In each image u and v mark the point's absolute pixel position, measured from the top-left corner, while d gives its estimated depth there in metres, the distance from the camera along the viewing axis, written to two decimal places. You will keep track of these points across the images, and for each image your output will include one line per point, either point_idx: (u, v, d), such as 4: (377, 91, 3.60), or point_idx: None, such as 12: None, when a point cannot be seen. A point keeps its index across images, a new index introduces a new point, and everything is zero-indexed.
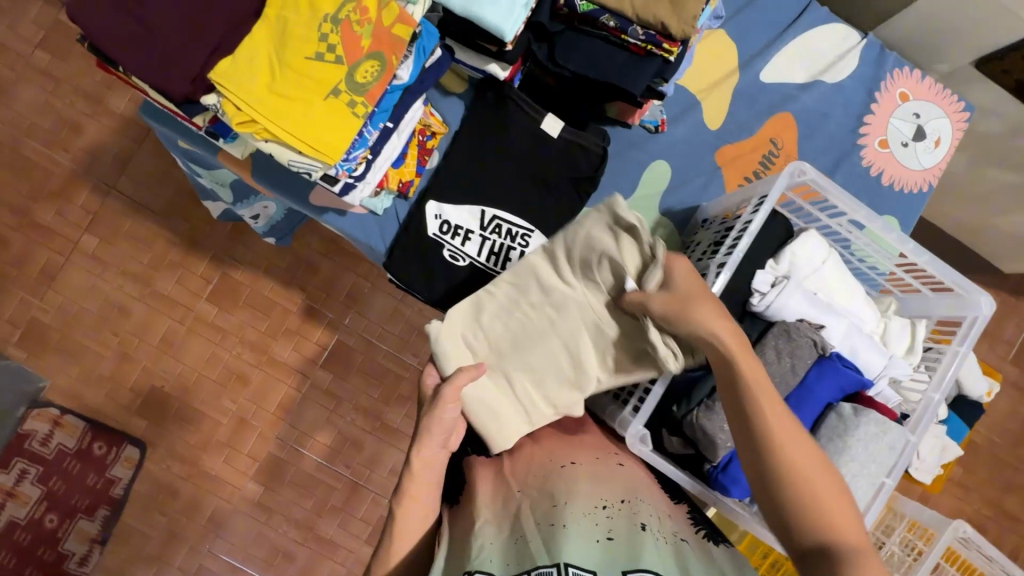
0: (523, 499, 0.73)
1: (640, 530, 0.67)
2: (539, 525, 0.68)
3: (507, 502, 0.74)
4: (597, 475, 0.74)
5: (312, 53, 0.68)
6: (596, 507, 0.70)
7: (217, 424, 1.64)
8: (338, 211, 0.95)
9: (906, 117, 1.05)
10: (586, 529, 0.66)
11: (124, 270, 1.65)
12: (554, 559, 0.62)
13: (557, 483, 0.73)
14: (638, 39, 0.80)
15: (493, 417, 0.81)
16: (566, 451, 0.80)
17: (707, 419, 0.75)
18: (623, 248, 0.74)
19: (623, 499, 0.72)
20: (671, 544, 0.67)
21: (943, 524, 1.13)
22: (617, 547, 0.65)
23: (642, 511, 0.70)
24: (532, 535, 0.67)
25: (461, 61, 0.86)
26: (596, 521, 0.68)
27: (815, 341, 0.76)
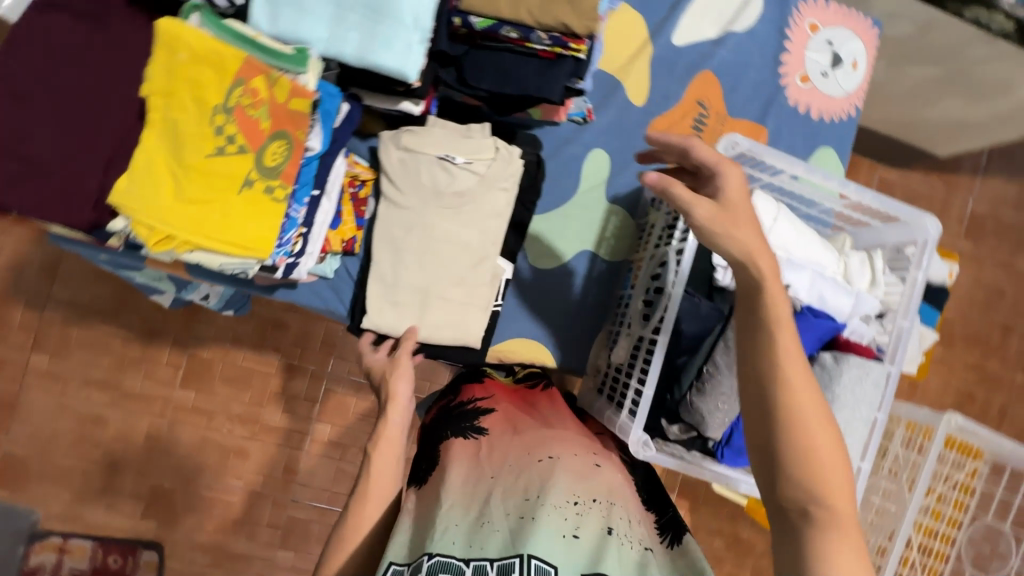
0: (496, 483, 0.70)
1: (605, 535, 0.64)
2: (508, 515, 0.65)
3: (479, 486, 0.70)
4: (573, 471, 0.71)
5: (212, 149, 0.64)
6: (568, 502, 0.66)
7: (229, 504, 1.61)
8: (288, 285, 0.92)
9: (821, 47, 1.06)
10: (554, 524, 0.63)
11: (87, 379, 1.58)
12: (518, 547, 0.59)
13: (530, 473, 0.70)
14: (545, 44, 0.78)
15: (456, 328, 0.92)
16: (546, 444, 0.76)
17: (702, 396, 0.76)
18: (418, 147, 0.87)
19: (595, 499, 0.68)
20: (635, 548, 0.64)
21: (936, 419, 1.20)
22: (580, 547, 0.62)
23: (613, 515, 0.67)
24: (500, 521, 0.64)
25: (372, 106, 0.82)
26: (566, 516, 0.64)
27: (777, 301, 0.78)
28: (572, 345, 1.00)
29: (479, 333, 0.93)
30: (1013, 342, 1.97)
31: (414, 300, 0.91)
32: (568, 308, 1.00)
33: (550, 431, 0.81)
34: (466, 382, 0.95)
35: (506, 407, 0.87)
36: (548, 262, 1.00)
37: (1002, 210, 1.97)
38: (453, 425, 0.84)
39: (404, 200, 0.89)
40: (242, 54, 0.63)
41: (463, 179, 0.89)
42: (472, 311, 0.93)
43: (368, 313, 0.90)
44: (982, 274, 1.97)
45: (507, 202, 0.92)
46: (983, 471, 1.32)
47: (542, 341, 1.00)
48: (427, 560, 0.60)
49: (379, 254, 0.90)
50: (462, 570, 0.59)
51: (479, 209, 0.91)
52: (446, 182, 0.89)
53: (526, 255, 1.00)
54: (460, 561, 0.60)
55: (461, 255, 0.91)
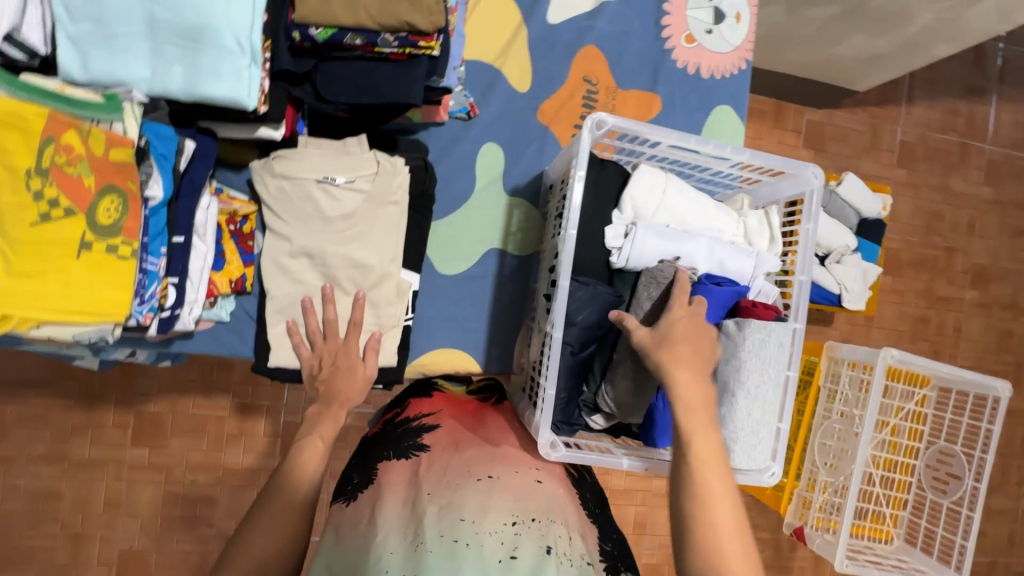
0: (431, 504, 0.68)
1: (545, 553, 0.62)
2: (441, 537, 0.62)
3: (414, 509, 0.68)
4: (512, 491, 0.70)
5: (34, 217, 0.58)
6: (504, 525, 0.65)
7: (206, 553, 1.58)
8: (183, 336, 0.88)
9: (701, 3, 1.03)
10: (488, 551, 0.62)
11: (31, 455, 1.51)
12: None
13: (470, 492, 0.69)
14: (393, 46, 0.74)
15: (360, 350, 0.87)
16: (484, 463, 0.75)
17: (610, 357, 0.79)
18: (295, 173, 0.82)
19: (534, 518, 0.67)
20: (572, 568, 0.63)
21: (875, 355, 1.20)
22: (518, 567, 0.60)
23: (551, 533, 0.66)
24: (431, 543, 0.62)
25: (229, 136, 0.78)
26: (503, 540, 0.63)
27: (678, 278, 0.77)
28: (495, 345, 0.98)
29: (394, 351, 0.90)
30: (958, 261, 2.01)
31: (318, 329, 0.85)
32: (485, 308, 0.98)
33: (496, 450, 0.81)
34: (415, 396, 0.94)
35: (450, 424, 0.86)
36: (456, 266, 0.97)
37: (929, 135, 1.99)
38: (394, 443, 0.83)
39: (289, 231, 0.84)
40: (45, 110, 0.58)
41: (346, 197, 0.84)
42: (380, 330, 0.88)
43: (272, 351, 0.85)
44: (920, 199, 1.99)
45: (401, 216, 0.88)
46: (932, 398, 1.33)
47: (463, 348, 0.97)
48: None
49: (274, 287, 0.85)
50: None
51: (371, 227, 0.86)
52: (331, 206, 0.84)
53: (433, 261, 0.97)
54: None
55: (360, 277, 0.86)
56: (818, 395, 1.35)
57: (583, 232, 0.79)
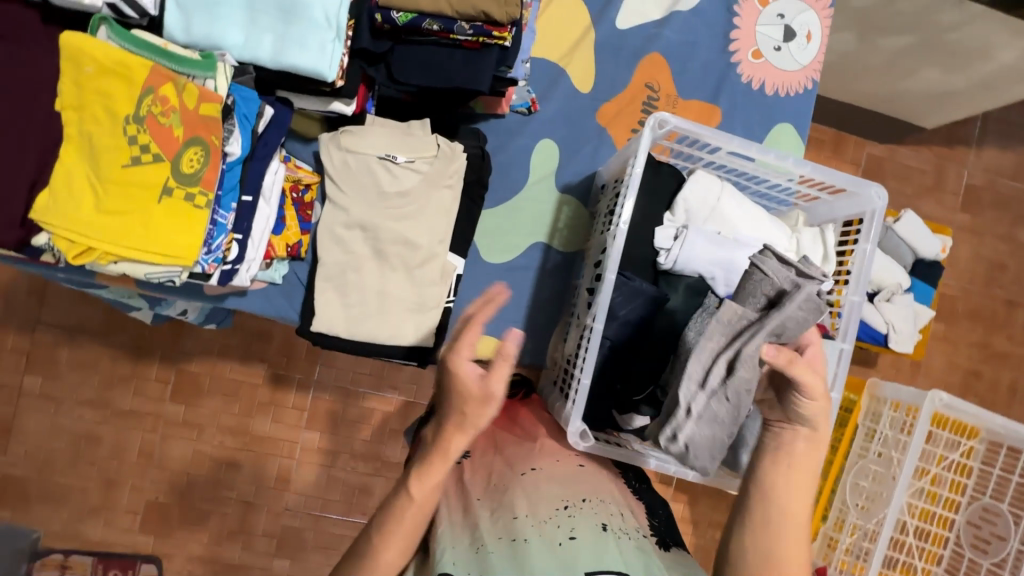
0: (483, 509, 0.69)
1: (602, 531, 0.65)
2: (500, 539, 0.64)
3: (467, 518, 0.69)
4: (558, 478, 0.72)
5: (127, 159, 0.64)
6: (558, 509, 0.67)
7: (225, 515, 1.63)
8: (237, 293, 0.92)
9: (772, 21, 1.02)
10: (547, 537, 0.63)
11: (79, 399, 1.61)
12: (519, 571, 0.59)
13: (518, 488, 0.70)
14: (468, 34, 0.76)
15: (398, 327, 0.90)
16: (528, 458, 0.76)
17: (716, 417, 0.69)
18: (359, 148, 0.86)
19: (584, 499, 0.69)
20: (631, 542, 0.65)
21: (922, 397, 1.15)
22: (580, 548, 0.62)
23: (605, 511, 0.68)
24: (492, 546, 0.63)
25: (304, 108, 0.82)
26: (559, 523, 0.65)
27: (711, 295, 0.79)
28: (530, 339, 0.99)
29: (432, 330, 0.92)
30: (1020, 316, 1.90)
31: (370, 301, 0.89)
32: (524, 301, 0.99)
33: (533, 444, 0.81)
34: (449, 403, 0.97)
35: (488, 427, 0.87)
36: (501, 256, 0.99)
37: (999, 181, 1.90)
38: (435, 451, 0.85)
39: (347, 203, 0.87)
40: (148, 62, 0.64)
41: (404, 174, 0.88)
42: (422, 309, 0.90)
43: (317, 316, 0.88)
44: (983, 246, 1.90)
45: (454, 200, 0.90)
46: (979, 451, 1.26)
47: (498, 337, 0.98)
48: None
49: (326, 253, 0.88)
50: None
51: (426, 206, 0.89)
52: (389, 182, 0.87)
53: (479, 250, 0.99)
54: None
55: (410, 253, 0.89)
56: (855, 433, 1.30)
57: (634, 230, 0.80)
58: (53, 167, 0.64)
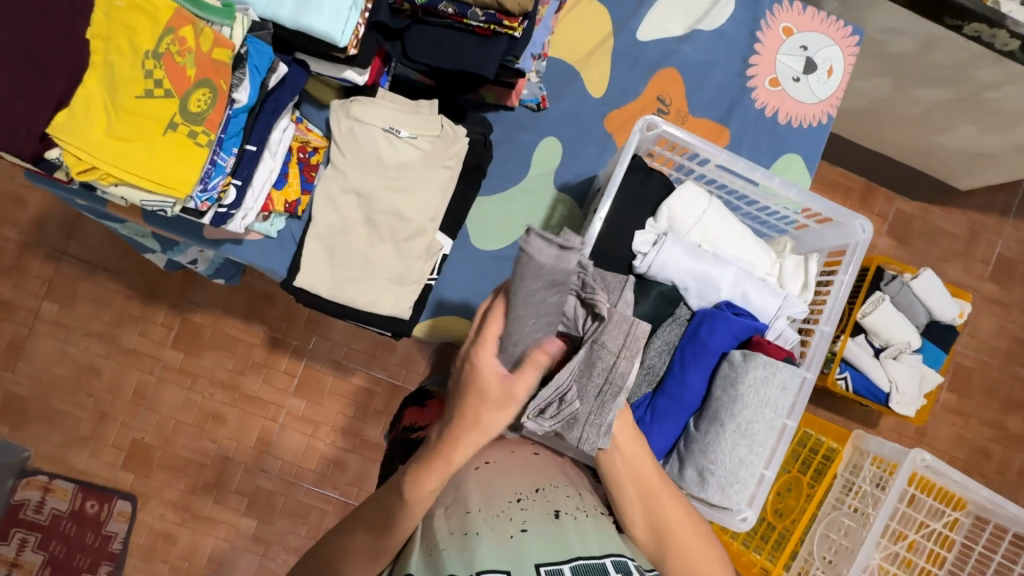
0: (438, 506, 0.69)
1: (555, 518, 0.66)
2: (453, 535, 0.64)
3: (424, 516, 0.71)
4: (513, 468, 0.72)
5: (141, 91, 0.69)
6: (511, 501, 0.67)
7: (203, 466, 1.67)
8: (234, 241, 0.96)
9: (794, 51, 1.03)
10: (499, 530, 0.63)
11: (88, 331, 1.68)
12: (468, 568, 0.59)
13: (471, 484, 0.69)
14: (480, 21, 0.79)
15: (379, 294, 0.92)
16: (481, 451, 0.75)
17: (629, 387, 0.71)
18: (365, 117, 0.89)
19: (537, 489, 0.69)
20: (586, 526, 0.66)
21: (903, 454, 1.10)
22: (532, 538, 0.63)
23: (556, 496, 0.69)
24: (445, 543, 0.64)
25: (320, 73, 0.86)
26: (511, 516, 0.65)
27: (683, 306, 0.79)
28: None
29: (410, 305, 0.93)
30: None
31: (356, 266, 0.92)
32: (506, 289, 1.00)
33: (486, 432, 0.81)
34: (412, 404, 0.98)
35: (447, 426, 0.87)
36: (490, 244, 1.01)
37: None
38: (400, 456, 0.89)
39: (346, 168, 0.90)
40: (173, 6, 0.70)
41: (405, 148, 0.91)
42: (403, 282, 0.92)
43: (302, 271, 0.91)
44: (1008, 320, 1.81)
45: (450, 180, 0.92)
46: (964, 523, 1.20)
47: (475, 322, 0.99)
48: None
49: (320, 214, 0.91)
50: None
51: (420, 182, 0.91)
52: (390, 153, 0.91)
53: (470, 235, 1.01)
54: None
55: (399, 224, 0.91)
56: (833, 483, 1.26)
57: (612, 230, 0.79)
58: (77, 89, 0.68)
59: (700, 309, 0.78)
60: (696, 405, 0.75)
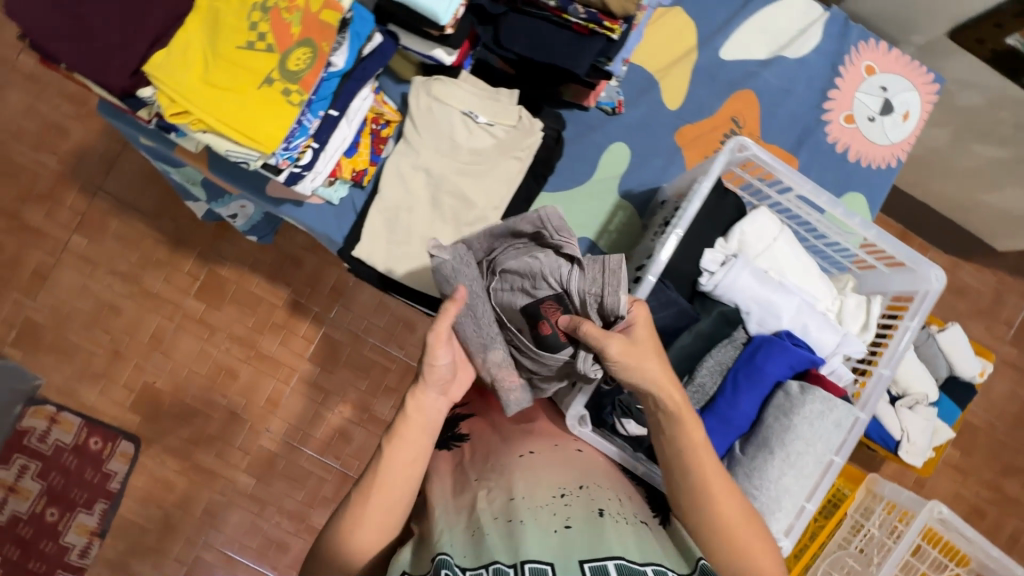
0: (482, 489, 0.71)
1: (597, 516, 0.66)
2: (496, 519, 0.66)
3: (466, 493, 0.73)
4: (556, 462, 0.73)
5: (244, 42, 0.69)
6: (554, 496, 0.68)
7: (209, 418, 1.68)
8: (295, 202, 0.96)
9: (873, 91, 1.02)
10: (543, 521, 0.65)
11: (113, 270, 1.68)
12: (513, 557, 0.60)
13: (514, 472, 0.71)
14: (580, 18, 0.79)
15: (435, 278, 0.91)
16: (525, 440, 0.78)
17: (631, 347, 0.68)
18: (446, 98, 0.89)
19: (581, 486, 0.70)
20: (627, 528, 0.66)
21: (920, 505, 1.11)
22: (574, 535, 0.64)
23: (599, 497, 0.69)
24: (489, 526, 0.65)
25: (407, 47, 0.85)
26: (555, 511, 0.66)
27: (741, 329, 0.79)
28: None
29: None
30: None
31: (416, 244, 0.91)
32: None
33: (529, 425, 0.82)
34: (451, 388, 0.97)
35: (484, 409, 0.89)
36: None
37: None
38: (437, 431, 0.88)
39: (419, 146, 0.91)
40: None
41: (478, 132, 0.90)
42: None
43: (362, 242, 0.91)
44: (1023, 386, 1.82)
45: (519, 171, 0.92)
46: None
47: None
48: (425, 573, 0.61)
49: (387, 188, 0.91)
50: None
51: (489, 170, 0.91)
52: (465, 137, 0.91)
53: None
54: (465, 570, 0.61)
55: (464, 210, 0.91)
56: (841, 522, 1.26)
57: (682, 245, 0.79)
58: (179, 31, 0.69)
59: (758, 335, 0.78)
60: (744, 429, 0.76)
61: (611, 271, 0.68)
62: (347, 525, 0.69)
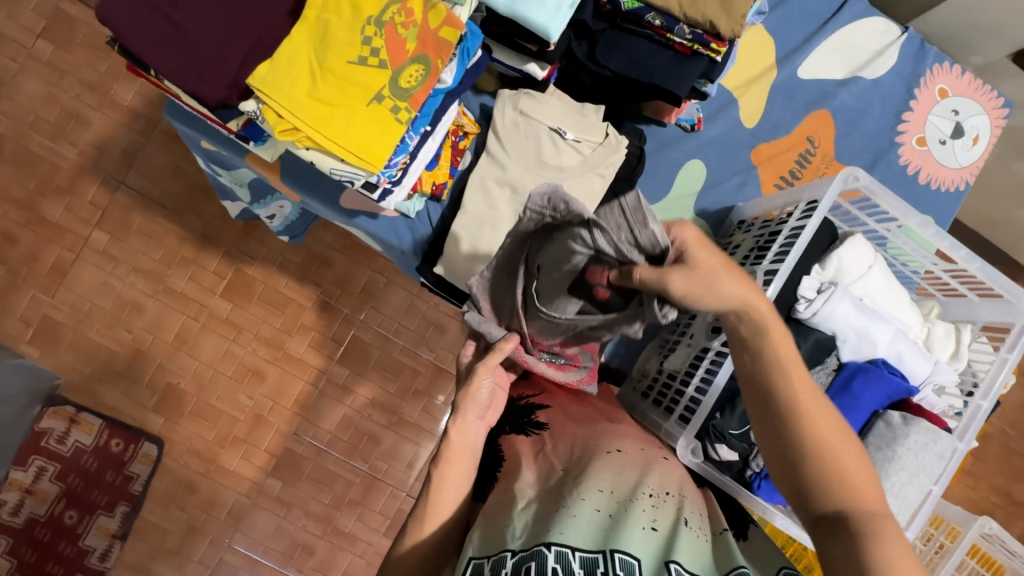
0: (568, 475, 0.65)
1: (684, 526, 0.60)
2: (582, 502, 0.61)
3: (549, 480, 0.66)
4: (642, 465, 0.67)
5: (355, 57, 0.66)
6: (643, 494, 0.62)
7: (235, 422, 1.56)
8: (369, 214, 0.92)
9: (945, 114, 1.04)
10: (633, 518, 0.59)
11: (136, 267, 1.55)
12: (602, 544, 0.57)
13: (599, 463, 0.65)
14: (685, 38, 0.78)
15: None
16: (609, 437, 0.70)
17: (693, 273, 0.59)
18: (535, 114, 0.88)
19: (667, 492, 0.64)
20: (707, 541, 0.61)
21: (969, 520, 1.11)
22: (659, 540, 0.58)
23: (685, 507, 0.63)
24: (577, 509, 0.60)
25: (498, 61, 0.83)
26: (643, 507, 0.61)
27: (834, 357, 0.79)
28: (624, 345, 1.00)
29: None
30: None
31: None
32: None
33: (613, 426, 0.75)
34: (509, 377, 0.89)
35: (560, 402, 0.80)
36: None
37: None
38: (512, 418, 0.80)
39: (505, 162, 0.88)
40: None
41: (564, 147, 0.88)
42: None
43: (444, 257, 0.89)
44: None
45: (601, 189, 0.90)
46: None
47: None
48: (509, 556, 0.57)
49: (471, 203, 0.89)
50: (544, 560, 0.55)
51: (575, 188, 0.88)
52: (552, 154, 0.88)
53: None
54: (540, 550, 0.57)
55: None
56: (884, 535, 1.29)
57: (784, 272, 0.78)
58: (287, 45, 0.66)
59: (851, 363, 0.79)
60: None
61: (630, 211, 0.61)
62: (405, 557, 0.66)
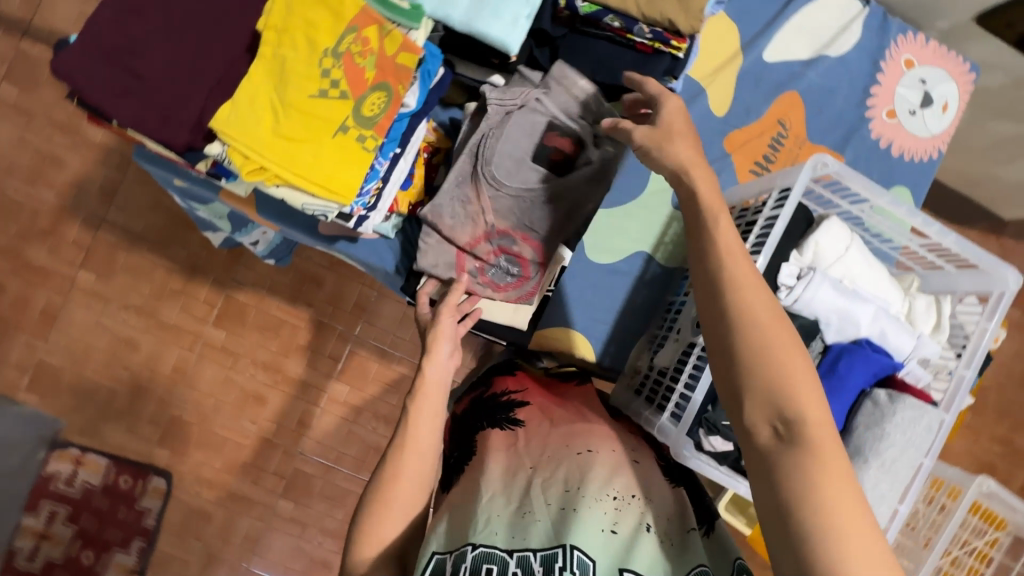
0: (535, 476, 0.65)
1: (646, 531, 0.60)
2: (549, 505, 0.61)
3: (517, 475, 0.66)
4: (614, 466, 0.65)
5: (316, 91, 0.66)
6: (607, 495, 0.62)
7: (242, 448, 1.57)
8: (349, 238, 0.93)
9: (913, 84, 1.03)
10: (592, 519, 0.59)
11: (126, 304, 1.55)
12: (558, 539, 0.57)
13: (564, 467, 0.65)
14: (645, 37, 0.78)
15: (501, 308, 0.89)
16: (581, 436, 0.69)
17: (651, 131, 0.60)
18: None
19: (633, 495, 0.63)
20: (670, 544, 0.61)
21: (968, 480, 1.12)
22: (618, 543, 0.58)
23: (650, 511, 0.63)
24: (541, 513, 0.60)
25: (462, 75, 0.83)
26: (605, 510, 0.60)
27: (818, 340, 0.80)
28: (614, 342, 1.00)
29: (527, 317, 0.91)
30: None
31: None
32: (616, 304, 1.00)
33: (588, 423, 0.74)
34: (499, 373, 0.88)
35: (539, 401, 0.79)
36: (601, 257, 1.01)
37: None
38: (489, 413, 0.79)
39: None
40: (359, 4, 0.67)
41: None
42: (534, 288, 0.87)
43: None
44: None
45: None
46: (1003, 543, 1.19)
47: (585, 333, 1.00)
48: (470, 550, 0.57)
49: None
50: (506, 561, 0.56)
51: None
52: None
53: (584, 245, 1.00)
54: (504, 551, 0.57)
55: None
56: None
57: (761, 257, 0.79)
58: (245, 82, 0.64)
59: (835, 344, 0.79)
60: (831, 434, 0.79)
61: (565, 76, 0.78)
62: (385, 507, 0.63)
